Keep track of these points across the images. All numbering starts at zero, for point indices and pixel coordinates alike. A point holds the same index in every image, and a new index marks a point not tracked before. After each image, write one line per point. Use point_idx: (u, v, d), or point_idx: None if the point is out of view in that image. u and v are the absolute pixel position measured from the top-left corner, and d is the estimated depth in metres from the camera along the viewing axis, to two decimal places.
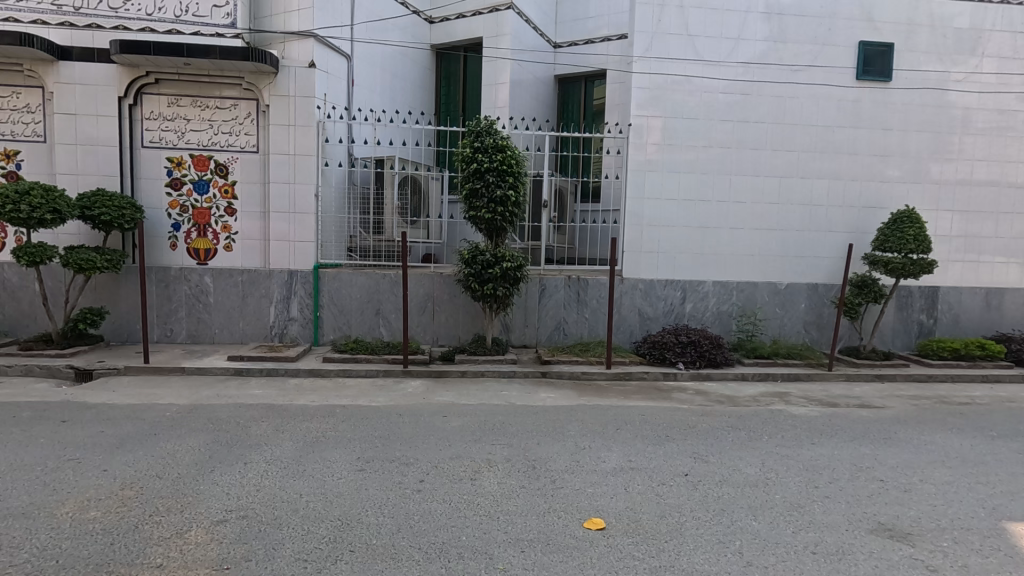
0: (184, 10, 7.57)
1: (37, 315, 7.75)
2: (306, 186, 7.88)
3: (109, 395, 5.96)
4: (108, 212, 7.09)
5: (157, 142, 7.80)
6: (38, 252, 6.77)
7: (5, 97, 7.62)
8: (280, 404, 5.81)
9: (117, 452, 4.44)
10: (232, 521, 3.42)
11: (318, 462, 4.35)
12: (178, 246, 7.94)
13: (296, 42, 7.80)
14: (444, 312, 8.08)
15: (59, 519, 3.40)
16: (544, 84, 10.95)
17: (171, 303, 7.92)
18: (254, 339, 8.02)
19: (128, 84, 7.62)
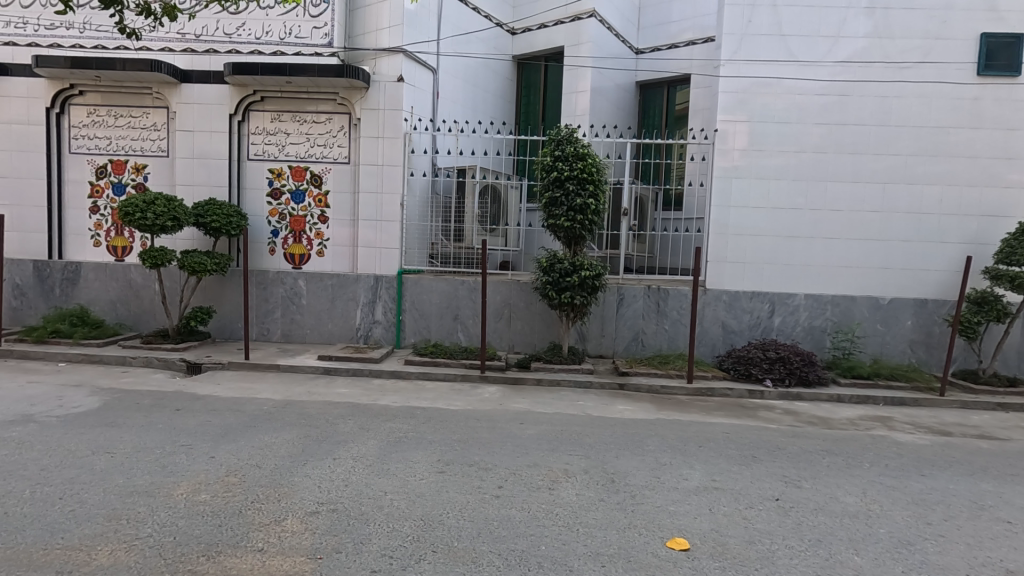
0: (288, 33, 8.18)
1: (156, 311, 8.59)
2: (392, 195, 8.24)
3: (215, 388, 6.49)
4: (218, 219, 7.75)
5: (260, 155, 8.45)
6: (160, 255, 7.52)
7: (136, 117, 8.54)
8: (365, 404, 6.08)
9: (223, 441, 4.82)
10: (323, 513, 3.61)
11: (401, 462, 4.50)
12: (276, 251, 8.54)
13: (386, 57, 8.16)
14: (520, 319, 8.14)
15: (175, 500, 3.73)
16: (625, 90, 10.81)
17: (269, 304, 8.51)
18: (341, 339, 8.45)
19: (238, 102, 8.32)
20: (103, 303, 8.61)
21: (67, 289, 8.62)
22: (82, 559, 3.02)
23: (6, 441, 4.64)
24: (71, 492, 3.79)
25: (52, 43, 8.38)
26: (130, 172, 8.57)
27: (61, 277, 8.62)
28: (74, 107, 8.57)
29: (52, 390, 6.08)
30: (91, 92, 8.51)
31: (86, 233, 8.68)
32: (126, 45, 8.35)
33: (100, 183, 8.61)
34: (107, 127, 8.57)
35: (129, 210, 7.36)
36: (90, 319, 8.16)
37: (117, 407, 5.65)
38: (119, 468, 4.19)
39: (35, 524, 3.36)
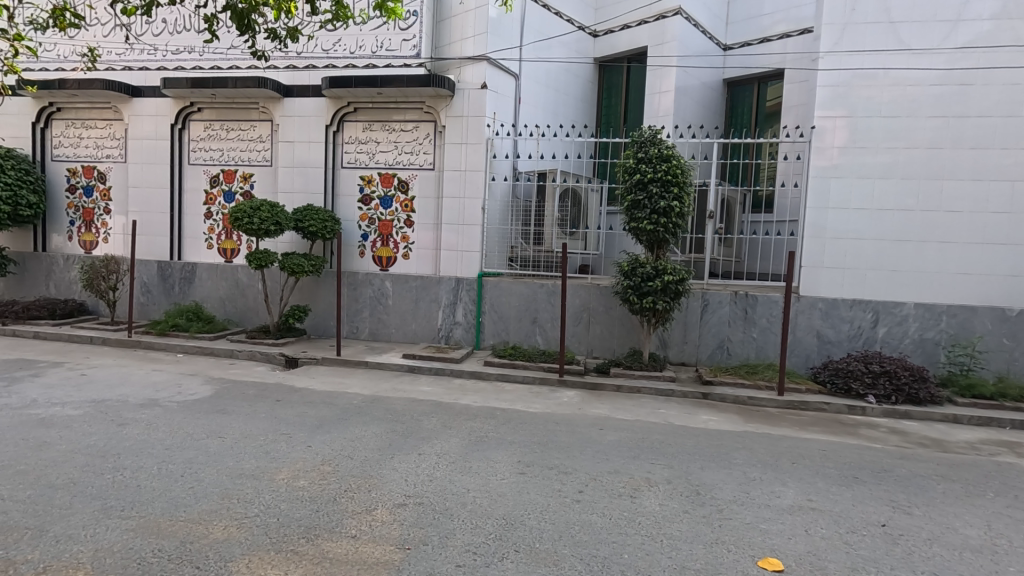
0: (380, 46, 8.61)
1: (258, 309, 9.29)
2: (474, 199, 8.44)
3: (310, 381, 6.94)
4: (314, 224, 8.29)
5: (352, 162, 8.94)
6: (263, 257, 8.15)
7: (245, 130, 9.33)
8: (447, 402, 6.26)
9: (318, 432, 5.14)
10: (410, 506, 3.75)
11: (483, 461, 4.59)
12: (365, 254, 9.00)
13: (470, 65, 8.38)
14: (599, 323, 8.06)
15: (277, 483, 4.03)
16: (711, 88, 10.43)
17: (358, 304, 8.96)
18: (423, 339, 8.76)
19: (334, 114, 8.86)
20: (214, 300, 9.46)
21: (185, 287, 9.55)
22: (201, 532, 3.34)
23: (136, 422, 5.22)
24: (190, 471, 4.19)
25: (177, 67, 9.34)
26: (239, 181, 9.36)
27: (180, 276, 9.56)
28: (194, 123, 9.49)
29: (172, 378, 6.76)
30: (207, 109, 9.39)
31: (201, 237, 9.59)
32: (237, 64, 9.15)
33: (213, 191, 9.48)
34: (220, 141, 9.42)
35: (238, 216, 8.02)
36: (204, 315, 8.99)
37: (227, 395, 6.19)
38: (229, 452, 4.58)
39: (162, 498, 3.75)
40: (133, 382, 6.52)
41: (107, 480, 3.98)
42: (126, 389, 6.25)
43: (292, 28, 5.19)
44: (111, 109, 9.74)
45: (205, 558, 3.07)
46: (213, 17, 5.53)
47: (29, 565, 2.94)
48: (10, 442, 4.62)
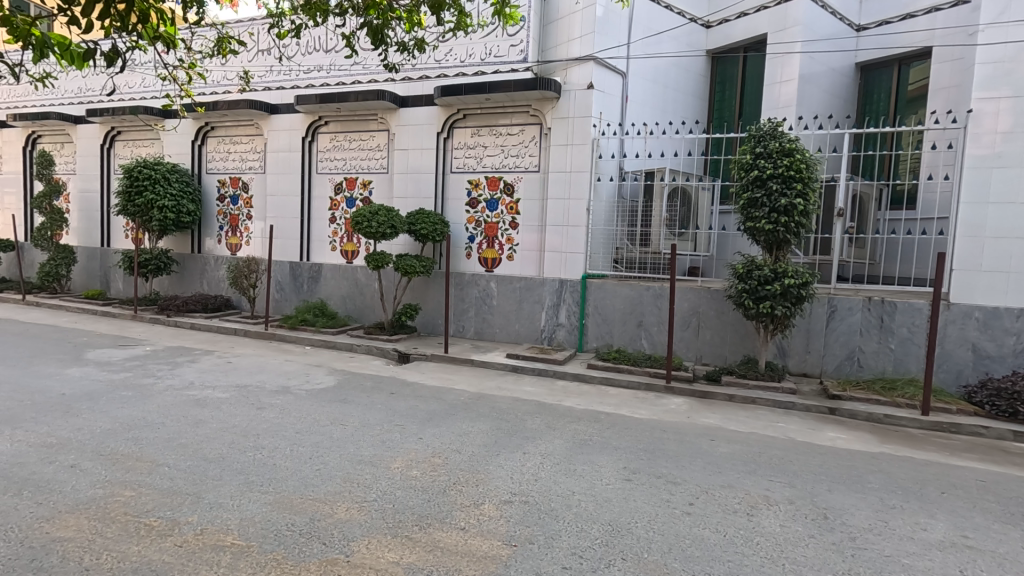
0: (488, 53, 8.84)
1: (374, 307, 9.93)
2: (579, 201, 8.40)
3: (420, 376, 7.29)
4: (426, 227, 8.70)
5: (461, 167, 9.27)
6: (380, 258, 8.70)
7: (365, 140, 10.03)
8: (550, 403, 6.27)
9: (428, 425, 5.38)
10: (516, 504, 3.80)
11: (587, 464, 4.54)
12: (472, 256, 9.28)
13: (576, 66, 8.35)
14: (710, 329, 7.66)
15: (392, 471, 4.28)
16: (841, 74, 9.52)
17: (464, 303, 9.27)
18: (527, 340, 8.85)
19: (444, 121, 9.25)
20: (336, 298, 10.27)
21: (312, 285, 10.46)
22: (327, 511, 3.62)
23: (273, 406, 5.79)
24: (317, 454, 4.57)
25: (308, 85, 10.27)
26: (360, 188, 10.09)
27: (308, 275, 10.48)
28: (321, 135, 10.37)
29: (301, 368, 7.43)
30: (333, 122, 10.21)
31: (326, 239, 10.44)
32: (359, 79, 9.85)
33: (337, 197, 10.29)
34: (343, 151, 10.20)
35: (359, 220, 8.63)
36: (327, 311, 9.78)
37: (347, 386, 6.68)
38: (350, 439, 4.94)
39: (293, 477, 4.12)
40: (269, 370, 7.25)
41: (249, 457, 4.46)
42: (264, 376, 6.96)
43: (419, 40, 5.47)
44: (253, 126, 10.92)
45: (330, 535, 3.33)
46: (351, 34, 5.97)
47: (189, 527, 3.36)
48: (173, 418, 5.32)
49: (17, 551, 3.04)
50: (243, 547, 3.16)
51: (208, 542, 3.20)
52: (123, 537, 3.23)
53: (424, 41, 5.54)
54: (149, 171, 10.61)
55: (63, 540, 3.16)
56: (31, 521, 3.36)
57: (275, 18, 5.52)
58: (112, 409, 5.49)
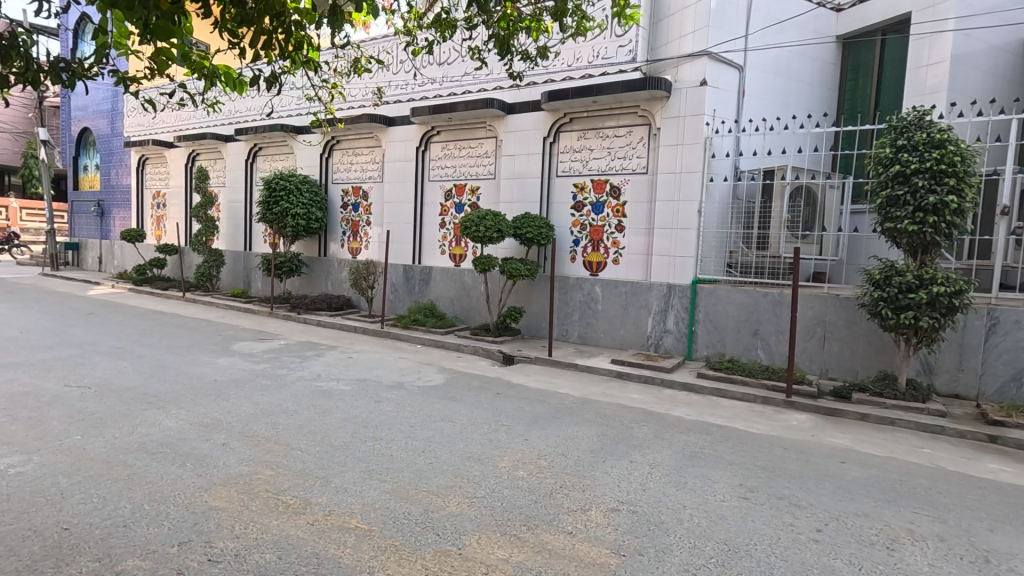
0: (596, 56, 8.77)
1: (481, 309, 10.24)
2: (689, 202, 8.07)
3: (525, 378, 7.39)
4: (531, 231, 8.80)
5: (567, 171, 9.28)
6: (487, 261, 8.95)
7: (474, 148, 10.39)
8: (658, 412, 6.08)
9: (533, 427, 5.43)
10: (624, 512, 3.72)
11: (700, 478, 4.33)
12: (576, 259, 9.25)
13: (688, 63, 8.04)
14: (838, 340, 7.00)
15: (500, 470, 4.37)
16: (1005, 52, 8.29)
17: (568, 307, 9.26)
18: (632, 346, 8.65)
19: (551, 125, 9.33)
20: (445, 299, 10.71)
21: (423, 286, 11.00)
22: (440, 503, 3.78)
23: (389, 400, 6.17)
24: (429, 449, 4.79)
25: (423, 97, 10.85)
26: (468, 194, 10.46)
27: (419, 277, 11.04)
28: (433, 144, 10.89)
29: (413, 366, 7.83)
30: (444, 131, 10.69)
31: (436, 244, 10.94)
32: (469, 89, 10.23)
33: (447, 203, 10.74)
34: (453, 158, 10.63)
35: (467, 225, 8.94)
36: (437, 312, 10.25)
37: (456, 385, 6.94)
38: (460, 436, 5.13)
39: (408, 468, 4.36)
40: (385, 366, 7.73)
41: (370, 447, 4.78)
42: (380, 372, 7.42)
43: (542, 47, 5.57)
44: (373, 138, 11.73)
45: (443, 527, 3.46)
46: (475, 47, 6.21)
47: (320, 508, 3.67)
48: (304, 406, 5.85)
49: (183, 515, 3.51)
50: (366, 531, 3.39)
51: (335, 523, 3.47)
52: (266, 511, 3.60)
53: (546, 49, 5.63)
54: (284, 183, 11.77)
55: (219, 509, 3.59)
56: (194, 489, 3.86)
57: (408, 38, 5.88)
58: (254, 395, 6.16)
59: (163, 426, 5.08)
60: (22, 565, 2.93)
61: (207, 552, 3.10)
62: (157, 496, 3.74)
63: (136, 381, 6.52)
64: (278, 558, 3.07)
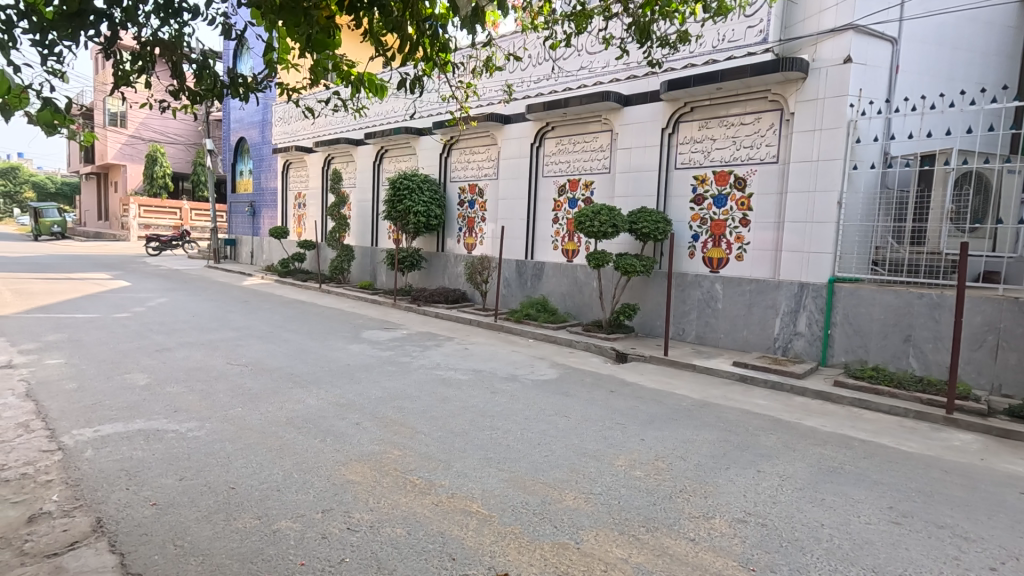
0: (721, 39, 8.28)
1: (593, 305, 10.16)
2: (827, 192, 7.39)
3: (639, 377, 7.21)
4: (647, 226, 8.54)
5: (687, 163, 8.88)
6: (601, 257, 8.84)
7: (589, 142, 10.29)
8: (787, 420, 5.63)
9: (650, 427, 5.28)
10: (752, 524, 3.50)
11: (840, 496, 3.94)
12: (695, 255, 8.84)
13: (830, 39, 7.33)
14: (1014, 351, 6.01)
15: (616, 468, 4.30)
16: None
17: (686, 305, 8.87)
18: (756, 348, 8.09)
19: (670, 116, 8.97)
20: (557, 295, 10.75)
21: (535, 282, 11.12)
22: (556, 496, 3.81)
23: (504, 392, 6.32)
24: (544, 441, 4.84)
25: (537, 93, 10.91)
26: (582, 189, 10.39)
27: (532, 272, 11.18)
28: (547, 140, 10.95)
29: (527, 359, 7.95)
30: (559, 127, 10.71)
31: (549, 239, 11.01)
32: (585, 83, 10.14)
33: (561, 199, 10.77)
34: (567, 154, 10.61)
35: (582, 220, 8.90)
36: (549, 308, 10.33)
37: (569, 380, 6.94)
38: (574, 431, 5.12)
39: (525, 459, 4.44)
40: (499, 359, 7.94)
41: (487, 435, 4.95)
42: (495, 364, 7.63)
43: (684, 32, 5.41)
44: (489, 136, 12.05)
45: (561, 520, 3.49)
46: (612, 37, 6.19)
47: (443, 490, 3.86)
48: (426, 393, 6.18)
49: (325, 485, 3.87)
50: (486, 516, 3.50)
51: (457, 506, 3.62)
52: (395, 489, 3.85)
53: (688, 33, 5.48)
54: (407, 182, 12.49)
55: (355, 483, 3.91)
56: (333, 463, 4.24)
57: (549, 32, 5.98)
58: (382, 380, 6.63)
59: (306, 404, 5.63)
60: (201, 515, 3.41)
61: (347, 521, 3.39)
62: (304, 467, 4.15)
63: (283, 363, 7.30)
64: (408, 533, 3.27)
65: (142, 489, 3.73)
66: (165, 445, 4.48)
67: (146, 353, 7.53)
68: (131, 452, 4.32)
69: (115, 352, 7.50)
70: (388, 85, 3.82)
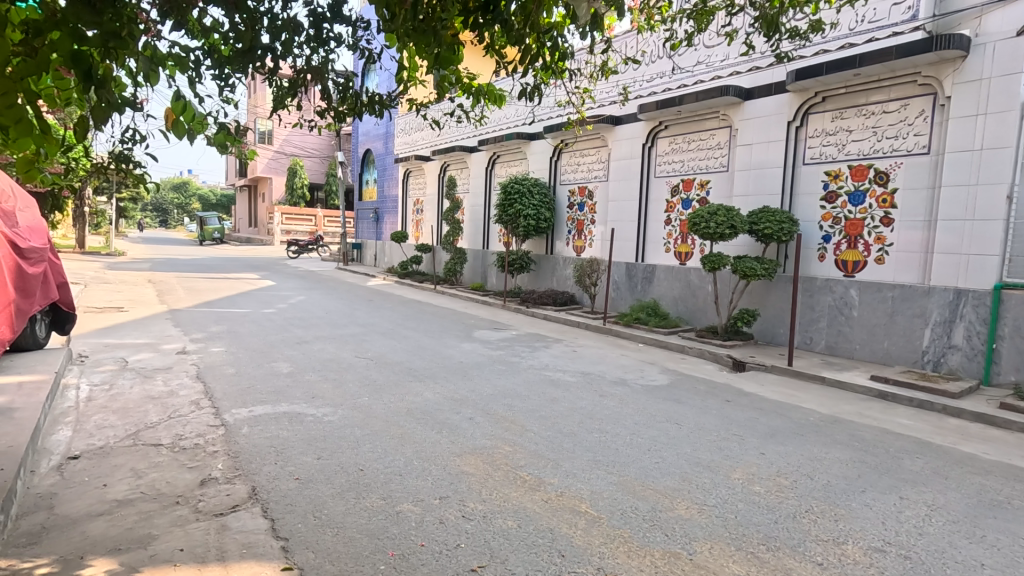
0: (860, 20, 7.55)
1: (708, 310, 9.71)
2: (993, 185, 6.46)
3: (760, 388, 6.77)
4: (770, 226, 7.99)
5: (817, 158, 8.19)
6: (717, 260, 8.43)
7: (705, 139, 9.86)
8: (938, 444, 4.99)
9: (771, 441, 4.95)
10: (892, 555, 3.16)
11: (1006, 534, 3.43)
12: (826, 258, 8.11)
13: (998, 10, 6.43)
14: None
15: (733, 481, 4.10)
16: None
17: (814, 312, 8.16)
18: (899, 362, 7.24)
19: (798, 107, 8.34)
20: (668, 298, 10.41)
21: (646, 285, 10.86)
22: (668, 504, 3.72)
23: (613, 396, 6.26)
24: (655, 448, 4.74)
25: (650, 92, 10.65)
26: (697, 189, 9.98)
27: (642, 275, 10.92)
28: (660, 139, 10.66)
29: (636, 364, 7.80)
30: (673, 125, 10.37)
31: (660, 241, 10.69)
32: (701, 79, 9.75)
33: (674, 200, 10.42)
34: (682, 153, 10.25)
35: (696, 221, 8.54)
36: (660, 311, 10.04)
37: (681, 387, 6.70)
38: (687, 439, 4.94)
39: (634, 464, 4.38)
40: (608, 362, 7.87)
41: (596, 438, 4.94)
42: (604, 367, 7.58)
43: (817, 19, 5.03)
44: (599, 138, 11.97)
45: (673, 529, 3.40)
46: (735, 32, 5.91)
47: (552, 487, 3.93)
48: (534, 393, 6.31)
49: (442, 474, 4.10)
50: (595, 517, 3.52)
51: (567, 505, 3.67)
52: (506, 483, 3.99)
53: (822, 21, 5.05)
54: (518, 186, 12.77)
55: (469, 474, 4.11)
56: (449, 454, 4.49)
57: (669, 32, 5.84)
58: (493, 378, 6.88)
59: (424, 397, 6.00)
60: (335, 492, 3.78)
61: (462, 509, 3.57)
62: (423, 455, 4.44)
63: (403, 358, 7.83)
64: (519, 526, 3.38)
65: (287, 464, 4.22)
66: (305, 427, 5.02)
67: (288, 344, 8.47)
68: (279, 431, 4.90)
69: (264, 343, 8.51)
70: (507, 94, 3.96)
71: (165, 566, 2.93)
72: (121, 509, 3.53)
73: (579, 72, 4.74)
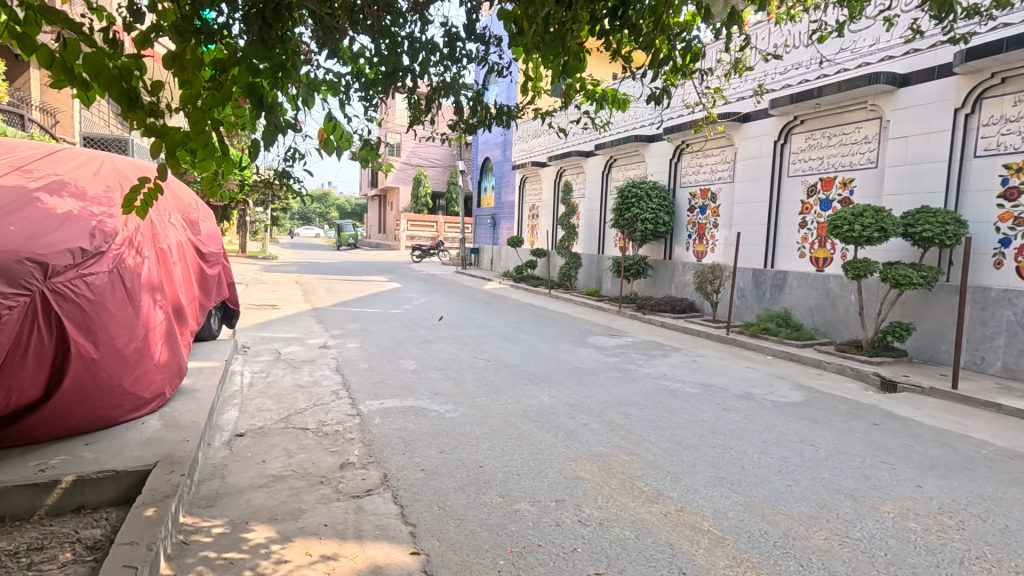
0: None
1: (850, 322, 8.79)
2: None
3: (916, 411, 5.98)
4: (931, 228, 7.03)
5: (993, 149, 7.08)
6: (862, 266, 7.59)
7: (849, 133, 8.95)
8: None
9: (931, 473, 4.35)
10: None
11: None
12: (1004, 265, 6.97)
13: None
14: None
15: (882, 515, 3.66)
16: None
17: (988, 328, 7.05)
18: None
19: (968, 92, 7.29)
20: (802, 308, 9.58)
21: (775, 293, 10.09)
22: (803, 531, 3.43)
23: (738, 410, 5.89)
24: (787, 469, 4.38)
25: (784, 85, 9.90)
26: (838, 188, 9.09)
27: (772, 283, 10.15)
28: (795, 135, 9.85)
29: (765, 378, 7.26)
30: (810, 119, 9.53)
31: (794, 246, 9.87)
32: (845, 67, 8.87)
33: (810, 201, 9.58)
34: (820, 149, 9.40)
35: (838, 223, 7.76)
36: (792, 322, 9.27)
37: (818, 405, 6.12)
38: (825, 463, 4.51)
39: (764, 485, 4.08)
40: (732, 374, 7.42)
41: (719, 453, 4.68)
42: (728, 379, 7.15)
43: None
44: (725, 138, 11.34)
45: (808, 559, 3.13)
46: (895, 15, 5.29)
47: (671, 501, 3.79)
48: (652, 402, 6.12)
49: (558, 477, 4.14)
50: (719, 537, 3.33)
51: (687, 521, 3.52)
52: (623, 491, 3.93)
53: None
54: (636, 190, 12.48)
55: (585, 480, 4.10)
56: (565, 458, 4.51)
57: (818, 24, 5.38)
58: (609, 385, 6.79)
59: (540, 400, 6.09)
60: (457, 486, 3.97)
61: (578, 514, 3.58)
62: (539, 457, 4.51)
63: (519, 360, 8.00)
64: (636, 537, 3.31)
65: (414, 455, 4.51)
66: (428, 421, 5.34)
67: (413, 343, 9.04)
68: (407, 424, 5.26)
69: (392, 341, 9.17)
70: (630, 97, 3.96)
71: (312, 538, 3.28)
72: (276, 484, 4.01)
73: (708, 73, 4.59)
